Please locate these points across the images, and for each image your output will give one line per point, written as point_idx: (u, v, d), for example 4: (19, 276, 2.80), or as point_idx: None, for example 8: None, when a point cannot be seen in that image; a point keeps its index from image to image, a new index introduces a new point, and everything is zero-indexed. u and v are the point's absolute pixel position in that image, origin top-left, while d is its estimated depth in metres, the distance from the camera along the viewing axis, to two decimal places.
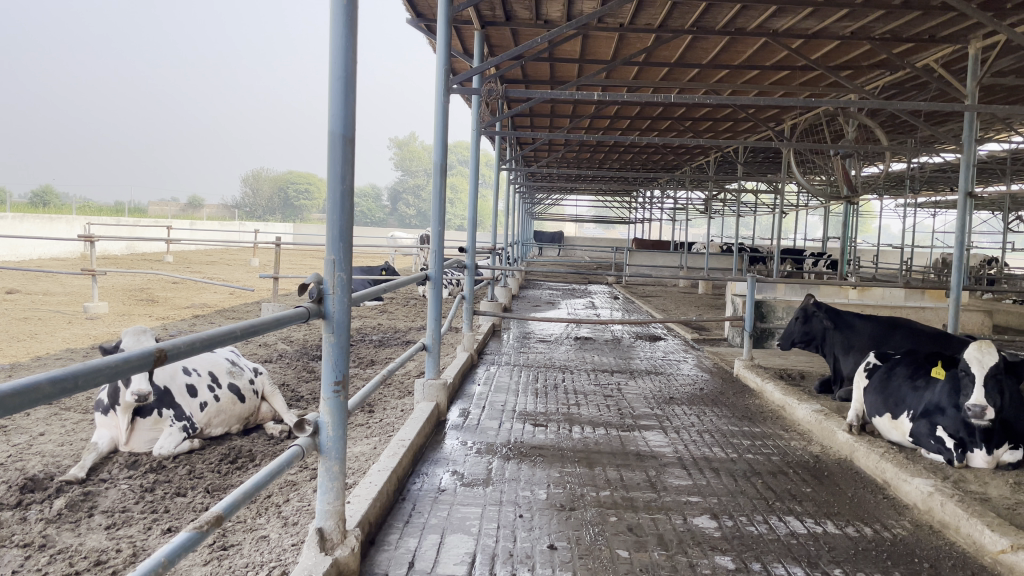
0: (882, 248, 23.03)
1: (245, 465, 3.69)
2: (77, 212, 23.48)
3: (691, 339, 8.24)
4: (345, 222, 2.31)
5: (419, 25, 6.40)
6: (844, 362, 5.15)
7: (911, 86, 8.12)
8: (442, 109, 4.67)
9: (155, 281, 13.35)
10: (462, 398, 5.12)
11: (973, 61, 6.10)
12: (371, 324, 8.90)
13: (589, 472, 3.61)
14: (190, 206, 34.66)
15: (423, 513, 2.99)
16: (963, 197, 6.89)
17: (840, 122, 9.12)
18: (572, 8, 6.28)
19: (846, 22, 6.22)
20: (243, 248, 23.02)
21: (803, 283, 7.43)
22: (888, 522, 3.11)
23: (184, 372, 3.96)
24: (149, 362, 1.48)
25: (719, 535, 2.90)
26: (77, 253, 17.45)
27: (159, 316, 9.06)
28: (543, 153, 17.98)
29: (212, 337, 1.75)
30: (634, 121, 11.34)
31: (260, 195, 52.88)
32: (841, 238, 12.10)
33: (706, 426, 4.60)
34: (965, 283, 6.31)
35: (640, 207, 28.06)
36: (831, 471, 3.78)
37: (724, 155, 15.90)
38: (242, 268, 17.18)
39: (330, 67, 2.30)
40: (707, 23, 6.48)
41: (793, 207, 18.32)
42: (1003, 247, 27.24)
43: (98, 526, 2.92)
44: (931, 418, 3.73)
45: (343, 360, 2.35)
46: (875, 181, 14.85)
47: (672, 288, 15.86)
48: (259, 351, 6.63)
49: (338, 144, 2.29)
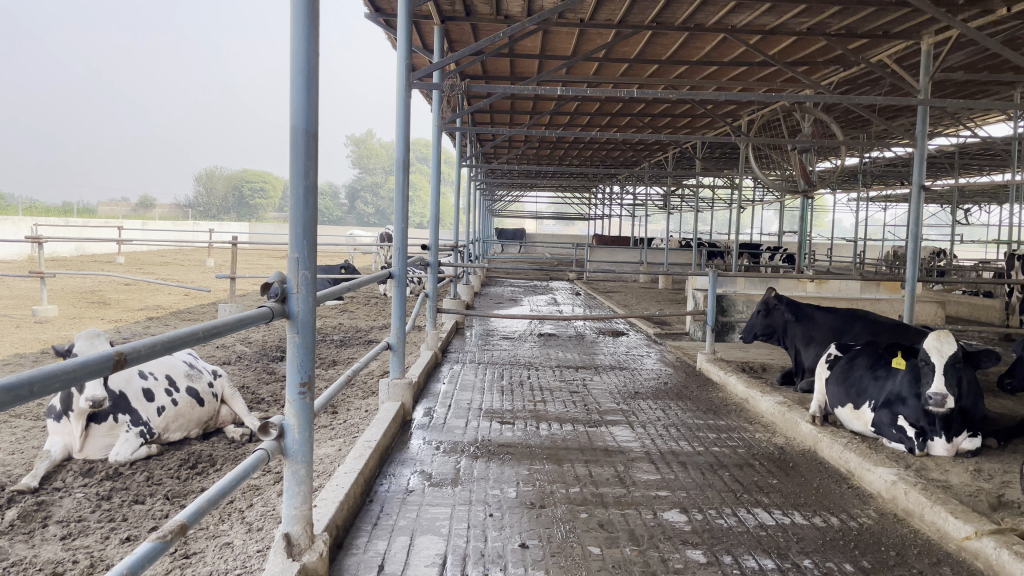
0: (837, 241, 23.50)
1: (205, 470, 3.60)
2: (22, 213, 22.78)
3: (654, 334, 8.29)
4: (309, 218, 2.24)
5: (377, 19, 6.32)
6: (805, 354, 5.22)
7: (865, 81, 8.27)
8: (404, 106, 4.61)
9: (107, 284, 13.01)
10: (428, 397, 5.07)
11: (926, 56, 6.23)
12: (332, 324, 8.79)
13: (559, 469, 3.59)
14: (142, 206, 33.81)
15: (391, 514, 2.94)
16: (916, 190, 7.02)
17: (796, 117, 9.25)
18: (532, 3, 6.26)
19: (803, 17, 6.29)
20: (198, 249, 22.56)
21: (763, 276, 7.52)
22: (853, 512, 3.15)
23: (140, 376, 3.85)
24: (108, 367, 1.42)
25: (690, 529, 2.90)
26: (25, 256, 16.94)
27: (111, 319, 8.82)
28: (503, 150, 17.96)
29: (173, 339, 1.68)
30: (595, 117, 11.36)
31: (214, 194, 51.89)
32: (799, 231, 12.28)
33: (672, 420, 4.62)
34: (919, 274, 6.43)
35: (600, 204, 28.21)
36: (795, 463, 3.82)
37: (683, 151, 16.03)
38: (197, 268, 16.85)
39: (291, 59, 2.23)
40: (667, 19, 6.52)
41: (750, 202, 18.57)
42: (951, 238, 28.00)
43: (53, 536, 2.82)
44: (893, 407, 3.79)
45: (309, 361, 2.29)
46: (830, 175, 15.13)
47: (632, 283, 15.96)
48: (217, 353, 6.49)
49: (301, 138, 2.23)
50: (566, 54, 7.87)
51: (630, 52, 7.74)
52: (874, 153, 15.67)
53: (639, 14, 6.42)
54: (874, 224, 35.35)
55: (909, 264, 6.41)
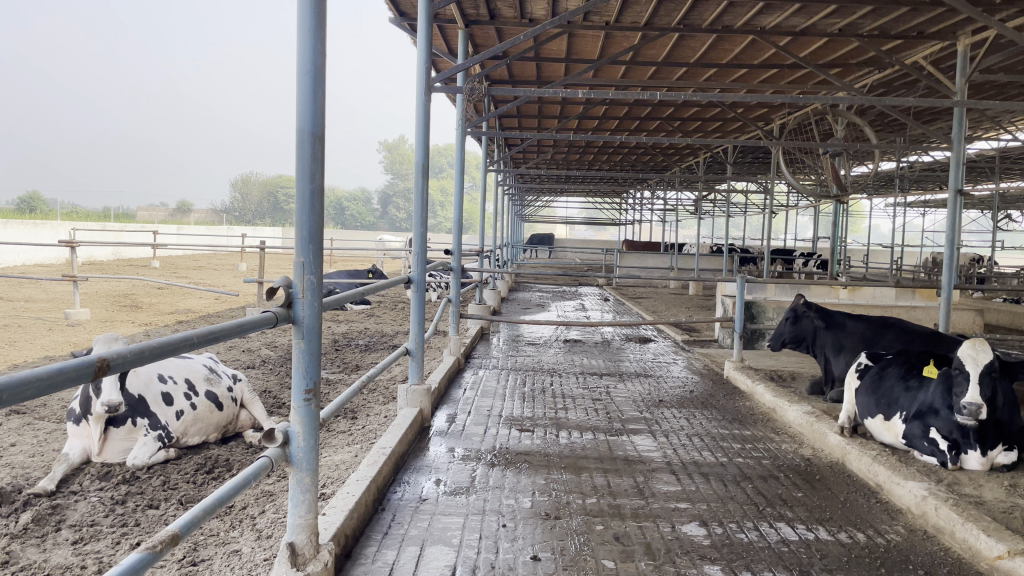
0: (873, 247, 23.11)
1: (221, 475, 3.59)
2: (61, 218, 23.35)
3: (682, 341, 8.18)
4: (315, 222, 2.21)
5: (402, 24, 6.33)
6: (835, 363, 5.10)
7: (900, 84, 8.10)
8: (424, 110, 4.58)
9: (140, 287, 13.23)
10: (448, 403, 5.02)
11: (962, 57, 6.06)
12: (358, 328, 8.81)
13: (576, 479, 3.52)
14: (178, 210, 34.36)
15: (402, 523, 2.89)
16: (952, 194, 6.81)
17: (830, 121, 9.07)
18: (557, 6, 6.21)
19: (833, 18, 6.16)
20: (231, 254, 22.92)
21: (793, 282, 7.38)
22: (881, 528, 3.03)
23: (159, 380, 3.86)
24: (88, 375, 1.37)
25: (708, 544, 2.81)
26: (63, 260, 17.30)
27: (142, 322, 8.93)
28: (531, 155, 17.93)
29: (163, 345, 1.64)
30: (623, 121, 11.28)
31: (249, 200, 52.60)
32: (832, 236, 12.04)
33: (695, 429, 4.53)
34: (956, 281, 6.22)
35: (630, 209, 28.07)
36: (822, 475, 3.70)
37: (713, 155, 15.85)
38: (230, 273, 17.07)
39: (297, 61, 2.21)
40: (694, 21, 6.42)
41: (783, 207, 18.29)
42: (991, 245, 27.35)
43: (65, 541, 2.81)
44: (925, 419, 3.65)
45: (315, 367, 2.25)
46: (865, 180, 14.83)
47: (662, 289, 15.82)
48: (242, 357, 6.52)
49: (306, 141, 2.20)
50: (593, 58, 7.80)
51: (657, 55, 7.64)
52: (910, 158, 15.34)
53: (665, 16, 6.34)
54: (910, 231, 34.89)
55: (945, 270, 6.22)
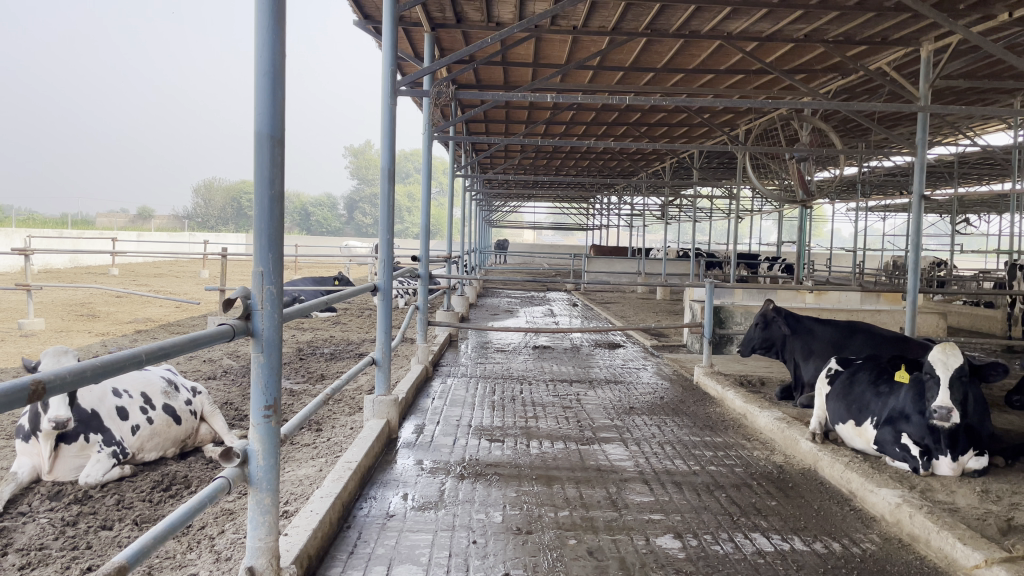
0: (836, 249, 23.47)
1: (179, 493, 3.44)
2: (16, 223, 22.78)
3: (651, 347, 8.15)
4: (275, 229, 2.11)
5: (366, 27, 6.23)
6: (805, 368, 5.09)
7: (864, 89, 8.20)
8: (390, 114, 4.48)
9: (98, 295, 12.91)
10: (416, 414, 4.91)
11: (926, 63, 6.12)
12: (323, 336, 8.64)
13: (548, 491, 3.44)
14: (137, 216, 33.53)
15: (368, 542, 2.79)
16: (918, 198, 6.85)
17: (796, 126, 9.12)
18: (524, 10, 6.16)
19: (800, 24, 6.18)
20: (192, 261, 22.55)
21: (760, 287, 7.41)
22: (856, 537, 2.99)
23: (114, 395, 3.70)
24: (21, 399, 1.28)
25: (684, 557, 2.75)
26: (17, 269, 16.83)
27: (98, 332, 8.68)
28: (499, 160, 17.87)
29: (104, 365, 1.55)
30: (590, 126, 11.28)
31: (212, 206, 51.73)
32: (798, 239, 12.07)
33: (667, 437, 4.47)
34: (922, 285, 6.25)
35: (598, 215, 28.17)
36: (795, 482, 3.67)
37: (679, 160, 15.95)
38: (191, 280, 16.71)
39: (255, 61, 2.11)
40: (661, 26, 6.41)
41: (748, 211, 18.43)
42: (949, 248, 27.89)
43: (11, 567, 2.66)
44: (896, 425, 3.64)
45: (274, 383, 2.15)
46: (829, 184, 14.98)
47: (630, 294, 15.85)
48: (203, 367, 6.33)
49: (265, 145, 2.10)
50: (559, 62, 7.77)
51: (624, 59, 7.65)
52: (872, 163, 15.55)
53: (633, 20, 6.31)
54: (870, 235, 35.60)
55: (910, 273, 6.24)
